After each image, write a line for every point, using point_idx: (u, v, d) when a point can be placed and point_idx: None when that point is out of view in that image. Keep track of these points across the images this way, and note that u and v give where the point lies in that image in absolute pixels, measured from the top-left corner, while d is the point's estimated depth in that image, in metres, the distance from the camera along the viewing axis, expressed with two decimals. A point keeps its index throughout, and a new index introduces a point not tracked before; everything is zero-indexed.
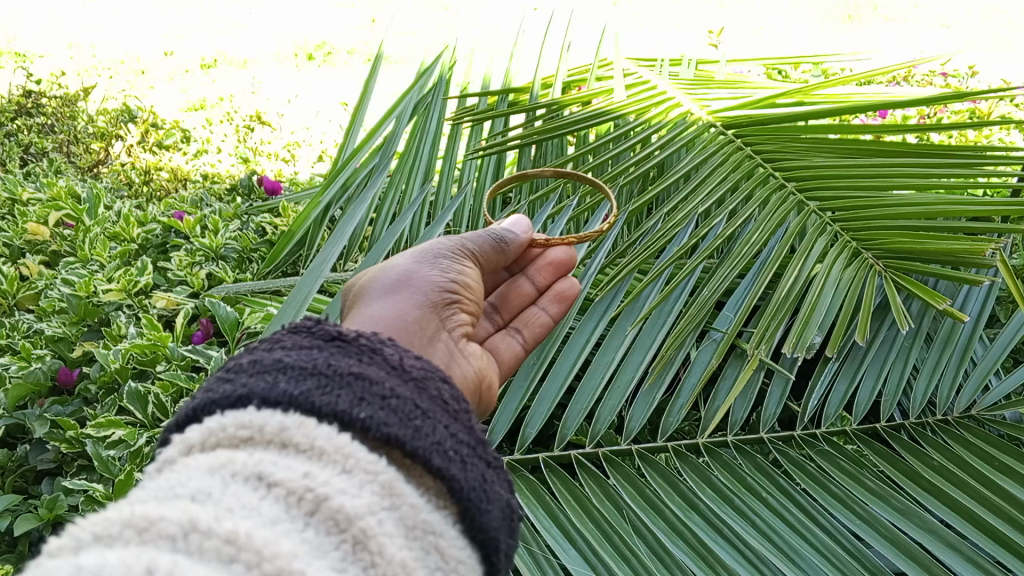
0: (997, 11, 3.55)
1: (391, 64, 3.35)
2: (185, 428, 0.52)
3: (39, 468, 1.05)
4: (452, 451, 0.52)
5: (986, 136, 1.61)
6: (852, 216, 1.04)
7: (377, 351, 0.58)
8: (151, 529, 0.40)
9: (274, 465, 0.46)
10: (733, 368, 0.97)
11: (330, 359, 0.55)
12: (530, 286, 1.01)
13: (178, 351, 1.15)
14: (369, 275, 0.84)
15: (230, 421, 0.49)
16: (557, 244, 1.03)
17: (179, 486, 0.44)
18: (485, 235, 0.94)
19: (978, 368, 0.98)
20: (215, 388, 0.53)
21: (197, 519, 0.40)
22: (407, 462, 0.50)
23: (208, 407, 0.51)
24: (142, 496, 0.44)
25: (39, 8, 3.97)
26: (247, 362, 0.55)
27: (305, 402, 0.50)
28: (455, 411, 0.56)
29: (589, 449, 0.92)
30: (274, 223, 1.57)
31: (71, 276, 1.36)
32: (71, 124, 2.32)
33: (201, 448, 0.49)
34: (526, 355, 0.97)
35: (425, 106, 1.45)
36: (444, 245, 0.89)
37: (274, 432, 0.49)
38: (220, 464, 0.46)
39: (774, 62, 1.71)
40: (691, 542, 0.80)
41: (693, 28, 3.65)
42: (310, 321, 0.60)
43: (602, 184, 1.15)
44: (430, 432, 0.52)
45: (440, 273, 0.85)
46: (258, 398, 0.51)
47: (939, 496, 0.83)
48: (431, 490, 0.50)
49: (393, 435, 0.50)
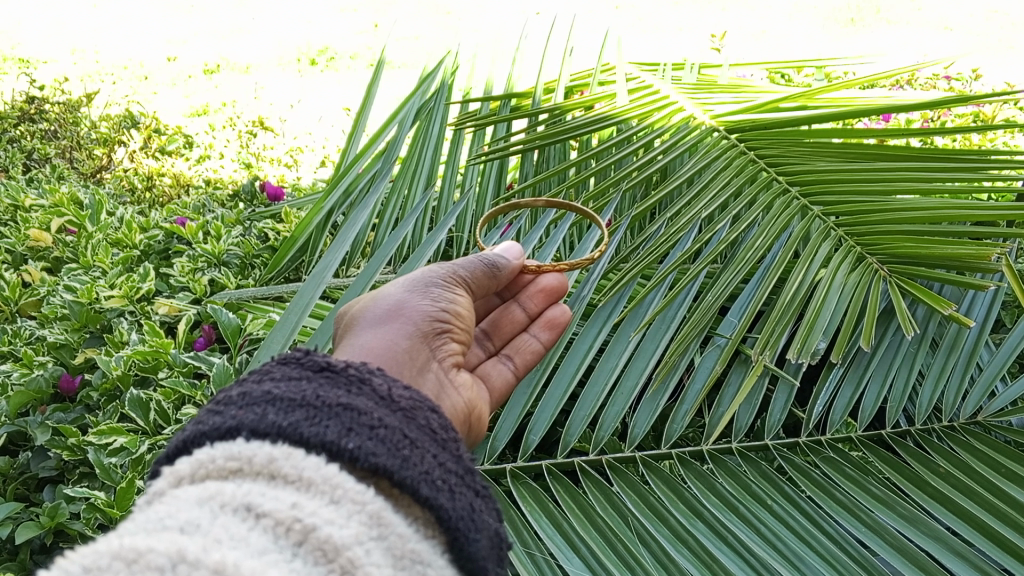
0: (998, 13, 3.54)
1: (394, 69, 3.37)
2: (175, 460, 0.51)
3: (41, 475, 1.05)
4: (440, 480, 0.51)
5: (990, 140, 1.61)
6: (856, 221, 1.04)
7: (366, 381, 0.57)
8: (140, 561, 0.39)
9: (262, 496, 0.46)
10: (737, 374, 0.96)
11: (319, 390, 0.55)
12: (522, 313, 1.00)
13: (181, 357, 1.16)
14: (361, 304, 0.84)
15: (220, 453, 0.49)
16: (548, 270, 1.02)
17: (168, 517, 0.44)
18: (476, 261, 0.93)
19: (986, 374, 0.96)
20: (205, 419, 0.53)
21: (186, 550, 0.40)
22: (396, 492, 0.50)
23: (198, 438, 0.51)
24: (130, 527, 0.44)
25: (42, 14, 3.98)
26: (236, 394, 0.55)
27: (294, 433, 0.50)
28: (443, 440, 0.56)
29: (592, 456, 0.91)
30: (277, 230, 1.56)
31: (74, 282, 1.36)
32: (75, 130, 2.33)
33: (190, 480, 0.49)
34: (518, 383, 0.96)
35: (428, 110, 1.45)
36: (435, 272, 0.88)
37: (262, 463, 0.48)
38: (209, 495, 0.46)
39: (777, 65, 1.70)
40: (695, 549, 0.79)
41: (695, 32, 3.67)
42: (300, 351, 0.60)
43: (591, 210, 1.12)
44: (418, 461, 0.52)
45: (431, 302, 0.84)
46: (247, 429, 0.50)
47: (945, 503, 0.82)
48: (419, 520, 0.50)
49: (382, 464, 0.49)
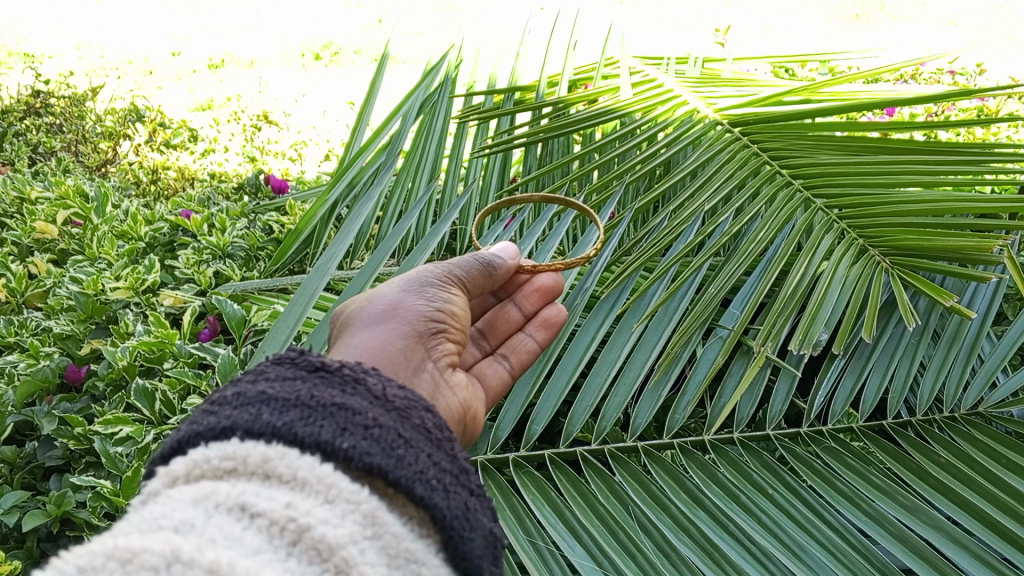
0: (1005, 9, 3.51)
1: (398, 64, 3.37)
2: (170, 460, 0.52)
3: (48, 464, 1.06)
4: (435, 480, 0.52)
5: (993, 134, 1.61)
6: (858, 213, 1.04)
7: (361, 381, 0.58)
8: (135, 561, 0.40)
9: (257, 495, 0.46)
10: (739, 365, 0.97)
11: (313, 390, 0.56)
12: (518, 313, 1.01)
13: (186, 348, 1.17)
14: (357, 303, 0.84)
15: (214, 453, 0.50)
16: (544, 271, 1.02)
17: (162, 517, 0.44)
18: (473, 260, 0.93)
19: (987, 365, 0.97)
20: (200, 419, 0.53)
21: (181, 550, 0.40)
22: (390, 491, 0.51)
23: (193, 439, 0.52)
24: (125, 527, 0.44)
25: (48, 9, 3.99)
26: (231, 394, 0.55)
27: (289, 433, 0.51)
28: (438, 440, 0.57)
29: (595, 445, 0.91)
30: (282, 222, 1.57)
31: (79, 274, 1.37)
32: (79, 124, 2.34)
33: (185, 480, 0.50)
34: (515, 380, 0.96)
35: (431, 104, 1.45)
36: (431, 272, 0.88)
37: (257, 463, 0.49)
38: (204, 495, 0.46)
39: (781, 61, 1.69)
40: (697, 537, 0.79)
41: (700, 26, 3.65)
42: (294, 351, 0.61)
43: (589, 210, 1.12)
44: (413, 461, 0.52)
45: (427, 302, 0.85)
46: (242, 429, 0.51)
47: (947, 493, 0.82)
48: (414, 519, 0.51)
49: (376, 464, 0.50)
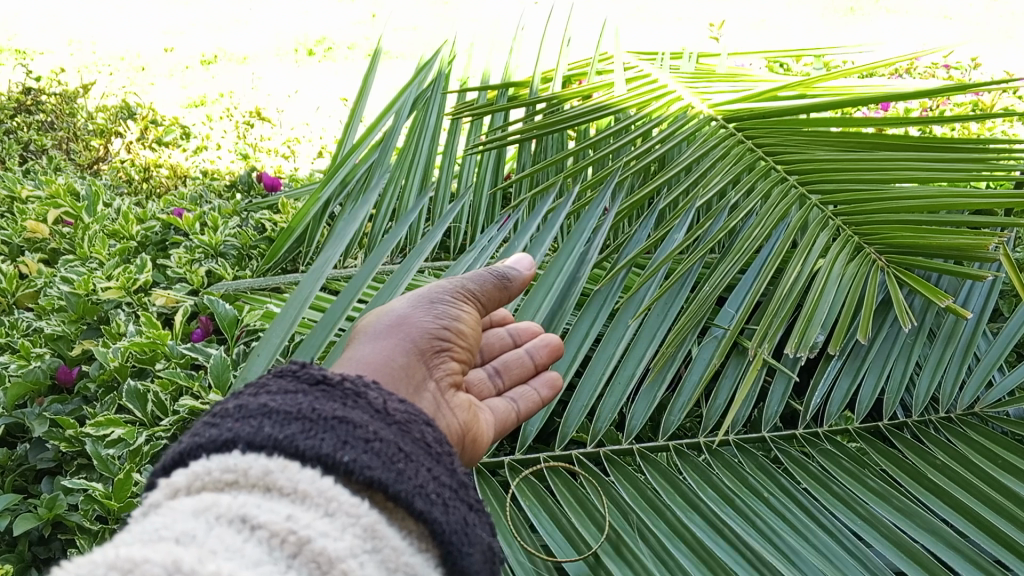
0: (999, 2, 3.51)
1: (391, 59, 3.35)
2: (171, 471, 0.51)
3: (39, 467, 1.05)
4: (435, 494, 0.52)
5: (988, 129, 1.61)
6: (853, 210, 1.03)
7: (361, 395, 0.58)
8: (135, 572, 0.39)
9: (258, 507, 0.46)
10: (733, 366, 0.97)
11: (314, 403, 0.55)
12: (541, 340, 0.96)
13: (178, 350, 1.15)
14: (369, 318, 0.85)
15: (216, 465, 0.49)
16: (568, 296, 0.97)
17: (163, 528, 0.44)
18: (487, 274, 0.90)
19: (982, 365, 0.97)
20: (201, 431, 0.52)
21: (182, 561, 0.40)
22: (390, 505, 0.50)
23: (194, 450, 0.51)
24: (125, 538, 0.43)
25: (37, 4, 3.94)
26: (232, 407, 0.55)
27: (290, 445, 0.50)
28: (438, 454, 0.56)
29: (590, 448, 0.91)
30: (274, 221, 1.56)
31: (70, 275, 1.35)
32: (70, 121, 2.32)
33: (186, 492, 0.49)
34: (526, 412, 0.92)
35: (424, 101, 1.43)
36: (443, 287, 0.87)
37: (258, 475, 0.48)
38: (205, 507, 0.46)
39: (777, 55, 1.69)
40: (691, 542, 0.79)
41: (694, 20, 3.64)
42: (296, 363, 0.60)
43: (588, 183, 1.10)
44: (413, 474, 0.52)
45: (434, 318, 0.83)
46: (243, 441, 0.50)
47: (941, 495, 0.82)
48: (413, 533, 0.50)
49: (377, 478, 0.50)
